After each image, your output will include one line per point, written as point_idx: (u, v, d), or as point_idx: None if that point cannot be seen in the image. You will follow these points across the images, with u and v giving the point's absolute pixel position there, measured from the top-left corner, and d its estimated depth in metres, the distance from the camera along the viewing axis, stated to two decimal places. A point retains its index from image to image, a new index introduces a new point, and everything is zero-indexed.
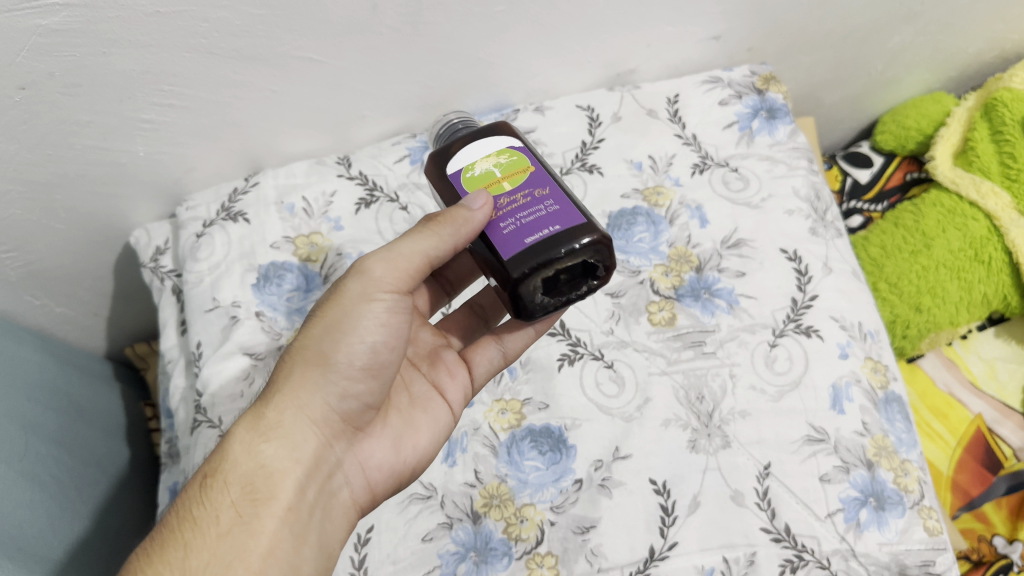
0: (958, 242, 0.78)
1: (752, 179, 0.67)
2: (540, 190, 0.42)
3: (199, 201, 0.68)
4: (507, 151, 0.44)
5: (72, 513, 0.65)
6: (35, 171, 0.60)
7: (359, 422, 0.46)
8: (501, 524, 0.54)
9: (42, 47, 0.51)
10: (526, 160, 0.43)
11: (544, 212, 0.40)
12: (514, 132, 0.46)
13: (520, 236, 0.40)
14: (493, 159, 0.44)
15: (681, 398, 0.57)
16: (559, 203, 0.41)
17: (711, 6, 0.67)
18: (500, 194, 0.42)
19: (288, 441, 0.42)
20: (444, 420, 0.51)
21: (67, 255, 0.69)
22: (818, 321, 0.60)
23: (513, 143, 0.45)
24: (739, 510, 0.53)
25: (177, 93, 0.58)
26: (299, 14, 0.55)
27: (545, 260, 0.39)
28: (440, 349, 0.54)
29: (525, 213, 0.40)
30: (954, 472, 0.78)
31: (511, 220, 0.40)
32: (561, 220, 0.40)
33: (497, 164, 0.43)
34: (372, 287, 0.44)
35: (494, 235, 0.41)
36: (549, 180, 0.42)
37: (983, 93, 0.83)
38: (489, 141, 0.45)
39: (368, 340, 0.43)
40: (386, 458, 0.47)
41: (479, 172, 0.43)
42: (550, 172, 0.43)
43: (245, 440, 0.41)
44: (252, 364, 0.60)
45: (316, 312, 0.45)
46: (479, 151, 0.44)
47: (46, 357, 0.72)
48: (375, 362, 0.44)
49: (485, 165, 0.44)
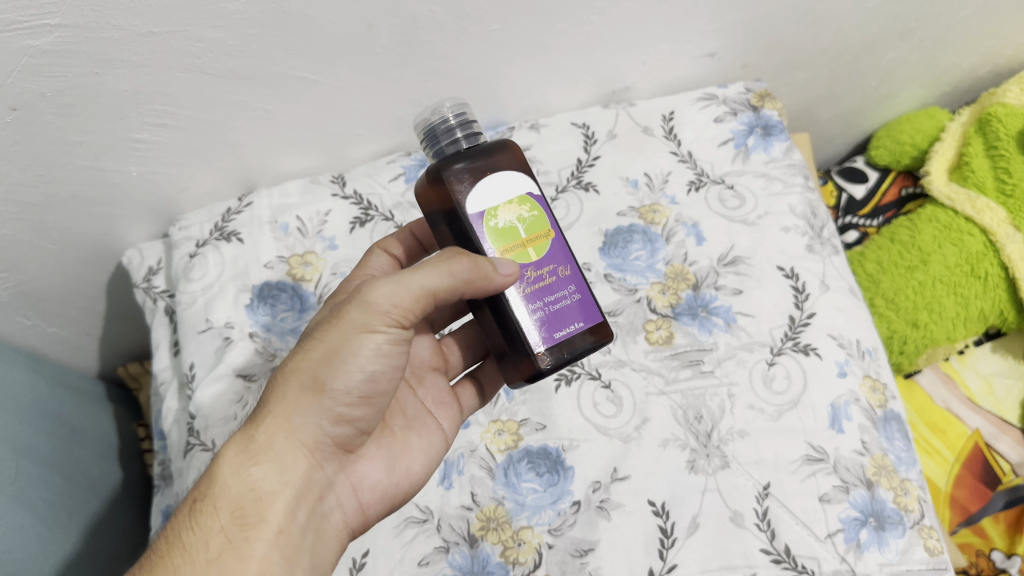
0: (955, 257, 0.77)
1: (748, 197, 0.67)
2: (563, 267, 0.44)
3: (191, 221, 0.67)
4: (527, 200, 0.43)
5: (64, 536, 0.64)
6: (26, 191, 0.59)
7: (351, 443, 0.45)
8: (498, 547, 0.54)
9: (35, 68, 0.50)
10: (545, 220, 0.44)
11: (569, 301, 0.44)
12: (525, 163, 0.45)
13: (551, 328, 0.43)
14: (514, 208, 0.43)
15: (679, 417, 0.57)
16: (580, 291, 0.44)
17: (705, 23, 0.67)
18: (527, 264, 0.43)
19: (277, 465, 0.41)
20: (438, 442, 0.50)
21: (59, 275, 0.68)
22: (816, 339, 0.59)
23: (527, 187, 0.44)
24: (739, 531, 0.52)
25: (170, 113, 0.58)
26: (294, 33, 0.54)
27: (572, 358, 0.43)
28: (434, 376, 0.54)
29: (553, 298, 0.43)
30: (952, 488, 0.77)
31: (540, 305, 0.43)
32: (584, 315, 0.44)
33: (519, 217, 0.43)
34: (375, 318, 0.41)
35: (521, 316, 0.43)
36: (568, 254, 0.44)
37: (976, 108, 0.83)
38: (507, 180, 0.43)
39: (368, 369, 0.41)
40: (377, 480, 0.46)
41: (503, 224, 0.42)
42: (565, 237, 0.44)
43: (234, 464, 0.40)
44: (245, 386, 0.59)
45: (315, 332, 0.42)
46: (501, 194, 0.43)
47: (37, 379, 0.71)
48: (372, 389, 0.42)
49: (508, 216, 0.43)
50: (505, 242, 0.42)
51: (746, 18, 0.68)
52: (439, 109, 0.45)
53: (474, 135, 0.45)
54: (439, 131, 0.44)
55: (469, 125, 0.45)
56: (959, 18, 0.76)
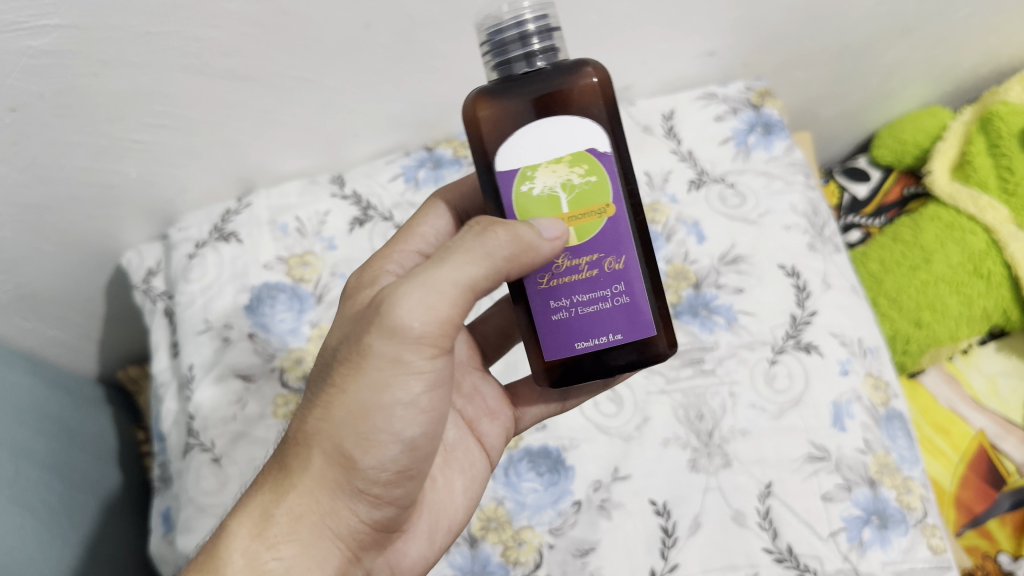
0: (958, 257, 0.77)
1: (749, 195, 0.67)
2: (611, 256, 0.37)
3: (190, 222, 0.67)
4: (587, 161, 0.36)
5: (64, 539, 0.64)
6: (27, 193, 0.59)
7: (395, 523, 0.41)
8: (499, 548, 0.53)
9: (34, 68, 0.51)
10: (604, 187, 0.37)
11: (609, 305, 0.38)
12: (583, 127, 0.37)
13: (570, 337, 0.38)
14: (569, 167, 0.36)
15: (680, 416, 0.57)
16: (628, 293, 0.38)
17: (704, 22, 0.67)
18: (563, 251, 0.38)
19: (304, 553, 0.37)
20: (483, 470, 0.47)
21: (58, 278, 0.68)
22: (817, 338, 0.59)
23: (596, 142, 0.36)
24: (740, 531, 0.52)
25: (169, 113, 0.58)
26: (290, 32, 0.54)
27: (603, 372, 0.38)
28: (474, 377, 0.49)
29: (585, 298, 0.38)
30: (957, 489, 0.77)
31: (564, 302, 0.38)
32: (625, 325, 0.38)
33: (567, 181, 0.37)
34: (407, 353, 0.36)
35: (545, 311, 0.38)
36: (624, 238, 0.38)
37: (978, 107, 0.83)
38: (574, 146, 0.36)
39: (405, 437, 0.38)
40: (419, 556, 0.43)
41: (539, 191, 0.37)
42: (629, 214, 0.38)
43: (249, 538, 0.37)
44: (244, 387, 0.60)
45: (338, 372, 0.37)
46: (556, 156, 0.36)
47: (37, 381, 0.71)
48: (411, 459, 0.39)
49: (549, 182, 0.37)
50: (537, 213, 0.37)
51: (745, 16, 0.68)
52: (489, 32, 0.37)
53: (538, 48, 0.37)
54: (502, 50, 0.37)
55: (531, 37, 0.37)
56: (960, 16, 0.76)
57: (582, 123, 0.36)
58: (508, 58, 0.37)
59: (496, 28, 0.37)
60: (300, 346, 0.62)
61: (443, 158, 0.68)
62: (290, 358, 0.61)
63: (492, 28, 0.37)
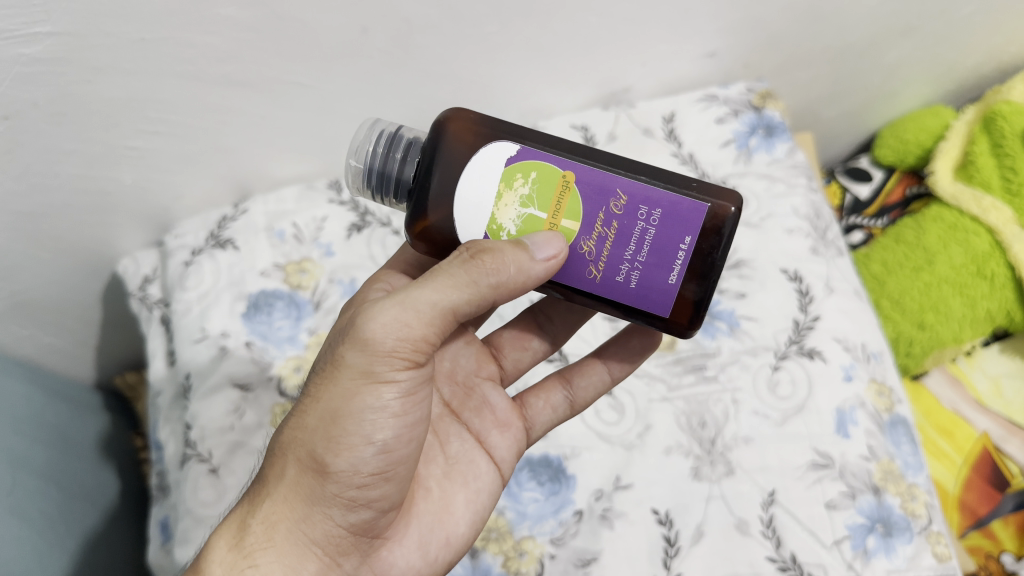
0: (961, 258, 0.77)
1: (750, 198, 0.66)
2: (613, 199, 0.36)
3: (186, 229, 0.66)
4: (518, 170, 0.37)
5: (61, 549, 0.64)
6: (20, 201, 0.58)
7: (377, 530, 0.39)
8: (499, 558, 0.52)
9: (26, 76, 0.50)
10: (548, 171, 0.37)
11: (654, 229, 0.36)
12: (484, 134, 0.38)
13: (659, 282, 0.37)
14: (513, 185, 0.37)
15: (682, 424, 0.56)
16: (654, 206, 0.36)
17: (705, 23, 0.66)
18: (579, 237, 0.37)
19: (280, 561, 0.36)
20: (489, 483, 0.46)
21: (53, 285, 0.68)
22: (821, 343, 0.58)
23: (512, 151, 0.37)
24: (744, 540, 0.51)
25: (164, 120, 0.57)
26: (286, 37, 0.54)
27: (708, 278, 0.37)
28: (485, 388, 0.49)
29: (634, 247, 0.36)
30: (961, 491, 0.77)
31: (626, 268, 0.37)
32: (682, 229, 0.36)
33: (523, 197, 0.37)
34: (377, 362, 0.36)
35: (621, 290, 0.38)
36: (604, 179, 0.37)
37: (981, 106, 0.82)
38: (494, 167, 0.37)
39: (379, 441, 0.37)
40: (411, 568, 0.41)
41: (516, 224, 0.37)
42: (588, 164, 0.37)
43: (227, 549, 0.36)
44: (242, 396, 0.59)
45: (315, 385, 0.38)
46: (491, 191, 0.37)
47: (33, 389, 0.71)
48: (388, 463, 0.38)
49: (513, 214, 0.37)
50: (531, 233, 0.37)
51: (746, 17, 0.67)
52: (361, 175, 0.42)
53: (401, 143, 0.41)
54: (380, 174, 0.41)
55: (394, 139, 0.41)
56: (962, 15, 0.76)
57: (484, 151, 0.38)
58: (391, 176, 0.41)
59: (363, 166, 0.42)
60: (298, 353, 0.62)
61: None
62: (288, 366, 0.61)
63: (362, 177, 0.42)
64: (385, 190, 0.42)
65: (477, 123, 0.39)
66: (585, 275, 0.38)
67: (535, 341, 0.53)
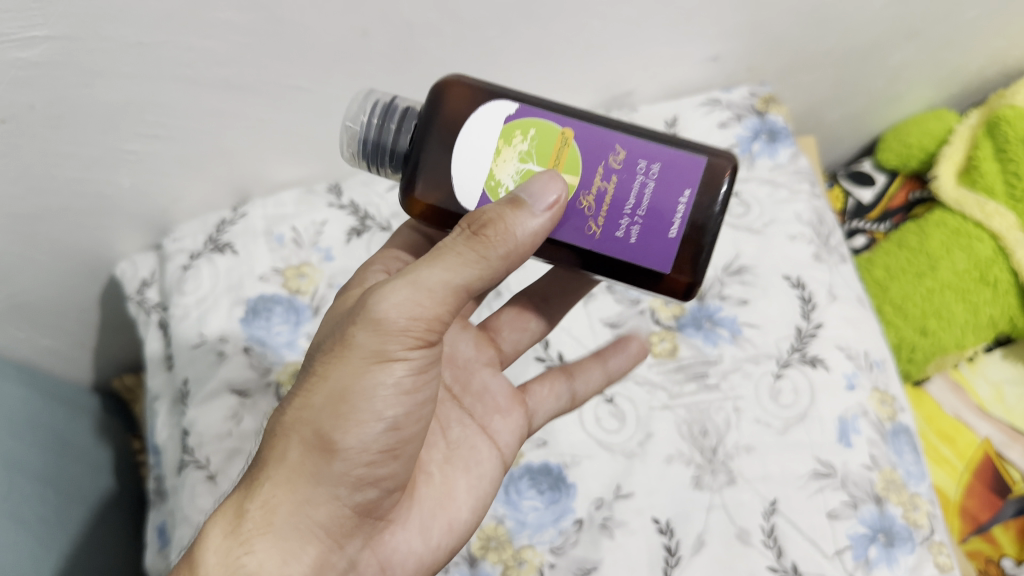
0: (964, 263, 0.76)
1: (753, 204, 0.65)
2: (613, 152, 0.36)
3: (184, 232, 0.66)
4: (517, 128, 0.37)
5: (57, 553, 0.64)
6: (17, 204, 0.58)
7: (379, 511, 0.38)
8: (499, 567, 0.52)
9: (23, 80, 0.49)
10: (546, 128, 0.37)
11: (653, 182, 0.36)
12: (478, 97, 0.38)
13: (659, 234, 0.36)
14: (509, 142, 0.37)
15: (683, 432, 0.56)
16: (653, 160, 0.36)
17: (708, 27, 0.66)
18: (578, 190, 0.36)
19: (283, 548, 0.34)
20: (490, 468, 0.45)
21: (50, 288, 0.67)
22: (823, 351, 0.58)
23: (510, 109, 0.37)
24: (745, 550, 0.51)
25: (162, 123, 0.57)
26: (286, 40, 0.53)
27: (706, 234, 0.36)
28: (485, 374, 0.49)
29: (635, 197, 0.36)
30: (962, 498, 0.76)
31: (628, 218, 0.36)
32: (680, 181, 0.36)
33: (522, 154, 0.37)
34: (389, 340, 0.34)
35: (620, 249, 0.37)
36: (601, 134, 0.37)
37: (985, 110, 0.82)
38: (493, 127, 0.37)
39: (387, 419, 0.35)
40: (412, 551, 0.40)
41: (517, 184, 0.37)
42: (585, 121, 0.37)
43: (223, 537, 0.34)
44: (240, 402, 0.59)
45: (315, 363, 0.36)
46: (489, 145, 0.37)
47: (30, 392, 0.70)
48: (395, 442, 0.36)
49: (511, 171, 0.37)
50: None
51: (749, 21, 0.66)
52: (354, 143, 0.41)
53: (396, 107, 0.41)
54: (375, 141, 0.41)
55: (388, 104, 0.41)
56: (966, 19, 0.75)
57: (482, 108, 0.37)
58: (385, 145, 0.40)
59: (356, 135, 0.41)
60: (297, 359, 0.61)
61: None
62: (286, 372, 0.60)
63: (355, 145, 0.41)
64: (378, 161, 0.41)
65: (471, 86, 0.38)
66: (584, 230, 0.37)
67: (532, 323, 0.54)
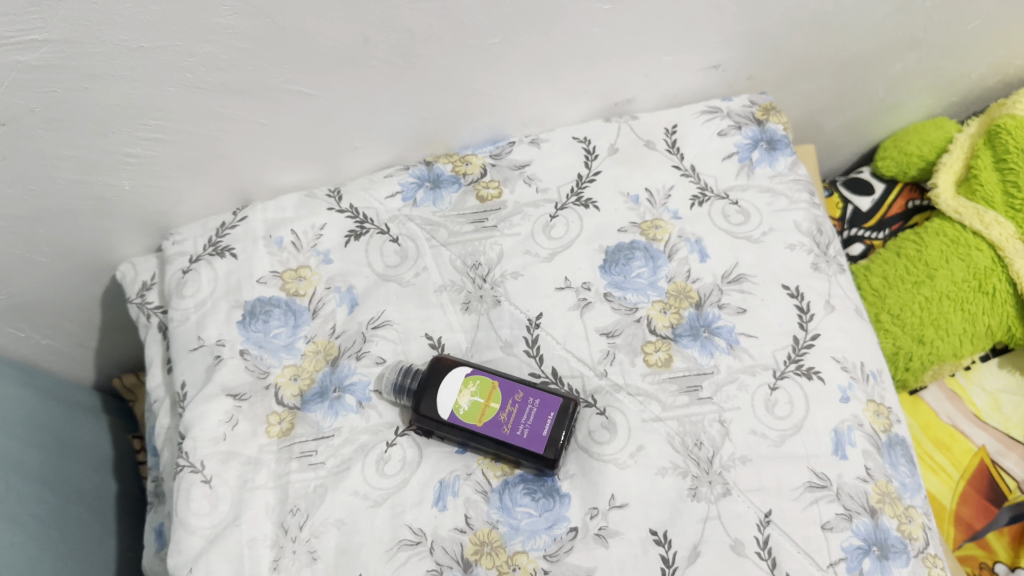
0: (962, 273, 0.77)
1: (752, 213, 0.65)
2: (516, 393, 0.56)
3: (185, 235, 0.66)
4: (472, 379, 0.57)
5: (53, 554, 0.64)
6: (16, 206, 0.58)
7: None
8: (492, 572, 0.52)
9: (21, 83, 0.49)
10: (487, 378, 0.57)
11: (537, 407, 0.56)
12: (452, 358, 0.59)
13: (538, 431, 0.54)
14: (462, 394, 0.57)
15: (676, 445, 0.55)
16: (539, 398, 0.56)
17: (710, 35, 0.66)
18: (498, 410, 0.56)
19: None
20: None
21: (49, 288, 0.68)
22: (819, 362, 0.58)
23: (467, 369, 0.58)
24: (739, 560, 0.51)
25: (162, 127, 0.57)
26: (287, 46, 0.53)
27: (567, 428, 0.55)
28: None
29: (526, 415, 0.55)
30: (956, 505, 0.77)
31: (522, 427, 0.55)
32: (549, 409, 0.55)
33: (472, 395, 0.57)
34: None
35: (516, 440, 0.55)
36: (514, 385, 0.57)
37: (984, 119, 0.81)
38: (456, 381, 0.57)
39: None
40: None
41: (464, 404, 0.56)
42: (508, 378, 0.57)
43: None
44: (236, 406, 0.59)
45: None
46: (452, 392, 0.57)
47: (28, 392, 0.71)
48: None
49: (468, 398, 0.56)
50: (476, 416, 0.56)
51: (751, 29, 0.66)
52: None
53: None
54: None
55: None
56: (969, 28, 0.75)
57: (447, 379, 0.57)
58: None
59: None
60: (295, 362, 0.61)
61: (442, 175, 0.68)
62: (285, 374, 0.61)
63: None
64: None
65: (453, 358, 0.59)
66: (498, 431, 0.55)
67: None
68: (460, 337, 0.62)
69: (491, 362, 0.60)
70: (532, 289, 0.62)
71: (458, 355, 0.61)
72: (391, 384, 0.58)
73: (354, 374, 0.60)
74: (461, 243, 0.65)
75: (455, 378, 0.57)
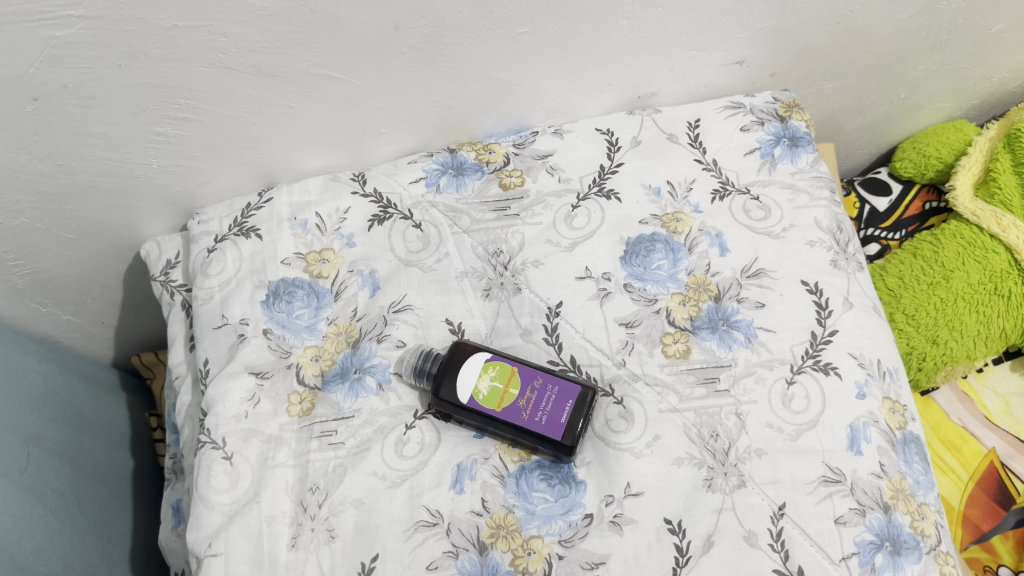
0: (978, 275, 0.77)
1: (773, 208, 0.65)
2: (535, 379, 0.57)
3: (211, 215, 0.67)
4: (491, 363, 0.58)
5: (72, 527, 0.65)
6: (45, 181, 0.59)
7: None
8: (507, 556, 0.53)
9: (57, 59, 0.50)
10: (506, 363, 0.58)
11: (556, 394, 0.56)
12: (472, 343, 0.59)
13: (556, 418, 0.55)
14: (482, 379, 0.57)
15: (692, 436, 0.56)
16: (557, 384, 0.56)
17: (736, 31, 0.66)
18: (517, 396, 0.56)
19: None
20: None
21: (73, 263, 0.69)
22: (837, 358, 0.58)
23: (486, 354, 0.58)
24: (752, 552, 0.52)
25: (193, 107, 0.57)
26: (320, 31, 0.54)
27: (584, 415, 0.55)
28: None
29: (545, 401, 0.56)
30: (965, 507, 0.77)
31: (540, 413, 0.55)
32: (567, 396, 0.56)
33: (491, 380, 0.57)
34: None
35: (535, 427, 0.55)
36: (534, 370, 0.57)
37: (1005, 123, 0.82)
38: (476, 364, 0.58)
39: None
40: None
41: (483, 388, 0.57)
42: (527, 363, 0.58)
43: None
44: (258, 384, 0.60)
45: None
46: (472, 376, 0.57)
47: (50, 367, 0.72)
48: None
49: (487, 382, 0.57)
50: (495, 401, 0.56)
51: (777, 26, 0.67)
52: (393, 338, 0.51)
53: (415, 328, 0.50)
54: None
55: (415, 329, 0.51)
56: (993, 31, 0.75)
57: (467, 362, 0.58)
58: None
59: None
60: (316, 343, 0.62)
61: (465, 163, 0.69)
62: (307, 355, 0.61)
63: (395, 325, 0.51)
64: None
65: (473, 342, 0.60)
66: (516, 417, 0.56)
67: None
68: (479, 323, 0.62)
69: (510, 348, 0.61)
70: (553, 278, 0.62)
71: (477, 340, 0.61)
72: (410, 368, 0.58)
73: (374, 356, 0.61)
74: (483, 231, 0.65)
75: (474, 363, 0.58)
